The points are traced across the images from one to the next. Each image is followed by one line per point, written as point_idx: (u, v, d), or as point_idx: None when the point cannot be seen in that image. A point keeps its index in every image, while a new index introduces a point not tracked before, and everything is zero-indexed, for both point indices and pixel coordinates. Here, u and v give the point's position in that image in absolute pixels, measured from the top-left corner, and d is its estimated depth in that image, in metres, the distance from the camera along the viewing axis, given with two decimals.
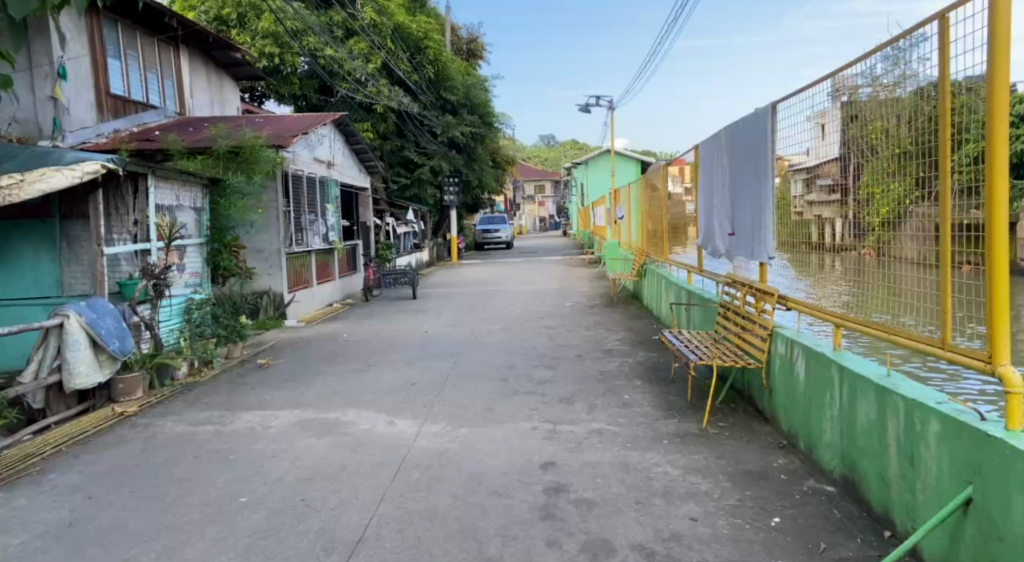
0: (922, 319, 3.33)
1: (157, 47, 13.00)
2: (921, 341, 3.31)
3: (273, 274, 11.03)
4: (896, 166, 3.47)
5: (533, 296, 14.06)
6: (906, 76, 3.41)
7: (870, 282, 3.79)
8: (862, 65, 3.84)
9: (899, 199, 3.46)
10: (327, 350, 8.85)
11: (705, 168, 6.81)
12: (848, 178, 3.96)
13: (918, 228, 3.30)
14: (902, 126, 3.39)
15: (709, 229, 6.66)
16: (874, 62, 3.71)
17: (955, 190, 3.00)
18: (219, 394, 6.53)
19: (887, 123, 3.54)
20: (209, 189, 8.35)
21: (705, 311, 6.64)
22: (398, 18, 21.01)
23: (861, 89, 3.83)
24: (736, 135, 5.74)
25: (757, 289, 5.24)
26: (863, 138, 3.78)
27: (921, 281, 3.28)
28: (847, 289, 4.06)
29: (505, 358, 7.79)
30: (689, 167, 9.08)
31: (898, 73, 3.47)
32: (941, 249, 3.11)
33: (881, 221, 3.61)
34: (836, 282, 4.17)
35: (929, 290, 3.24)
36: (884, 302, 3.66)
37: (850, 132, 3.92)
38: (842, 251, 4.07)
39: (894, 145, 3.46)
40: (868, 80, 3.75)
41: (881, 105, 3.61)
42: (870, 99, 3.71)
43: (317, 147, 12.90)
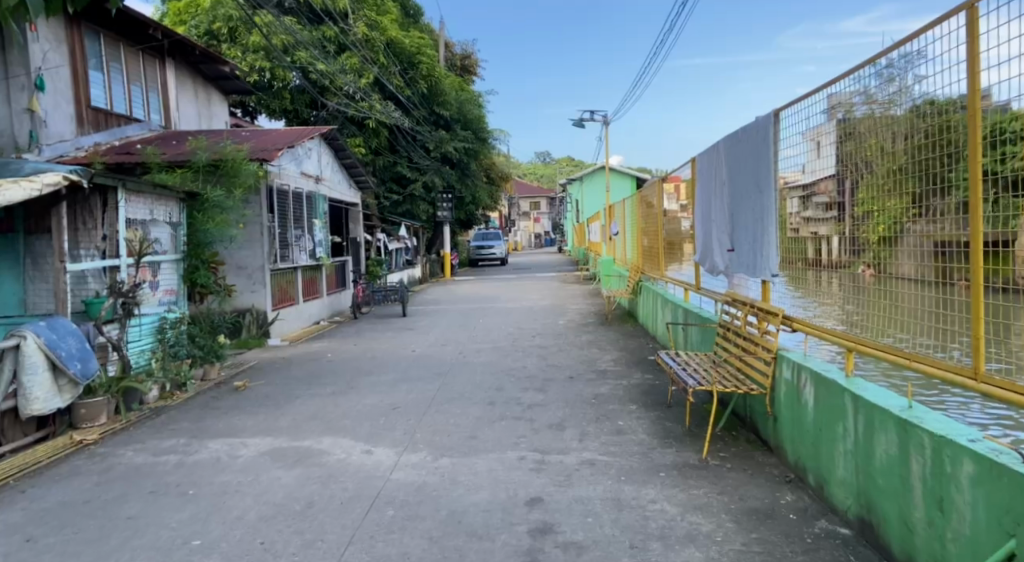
0: (928, 340, 3.12)
1: (142, 59, 12.75)
2: (929, 364, 3.12)
3: (257, 292, 10.65)
4: (893, 182, 3.30)
5: (526, 313, 13.71)
6: (903, 92, 3.27)
7: (868, 303, 3.60)
8: (858, 80, 3.70)
9: (895, 216, 3.27)
10: (309, 371, 8.47)
11: (703, 181, 6.51)
12: (844, 193, 3.78)
13: (916, 246, 3.12)
14: (900, 142, 3.24)
15: (707, 244, 6.36)
16: (869, 78, 3.57)
17: (961, 204, 2.81)
18: (189, 419, 6.15)
19: (884, 140, 3.39)
20: (186, 203, 8.01)
21: (705, 332, 6.29)
22: (390, 33, 20.87)
23: (858, 106, 3.68)
24: (736, 147, 5.45)
25: (760, 309, 4.92)
26: (860, 155, 3.62)
27: (924, 300, 3.10)
28: (845, 308, 3.86)
29: (493, 380, 7.43)
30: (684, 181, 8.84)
31: (894, 90, 3.33)
32: (944, 268, 2.94)
33: (878, 237, 3.43)
34: (834, 301, 3.97)
35: (935, 309, 3.06)
36: (883, 323, 3.48)
37: (846, 148, 3.75)
38: (839, 267, 3.85)
39: (892, 162, 3.30)
40: (863, 96, 3.62)
41: (877, 122, 3.46)
42: (867, 115, 3.57)
43: (304, 161, 12.63)
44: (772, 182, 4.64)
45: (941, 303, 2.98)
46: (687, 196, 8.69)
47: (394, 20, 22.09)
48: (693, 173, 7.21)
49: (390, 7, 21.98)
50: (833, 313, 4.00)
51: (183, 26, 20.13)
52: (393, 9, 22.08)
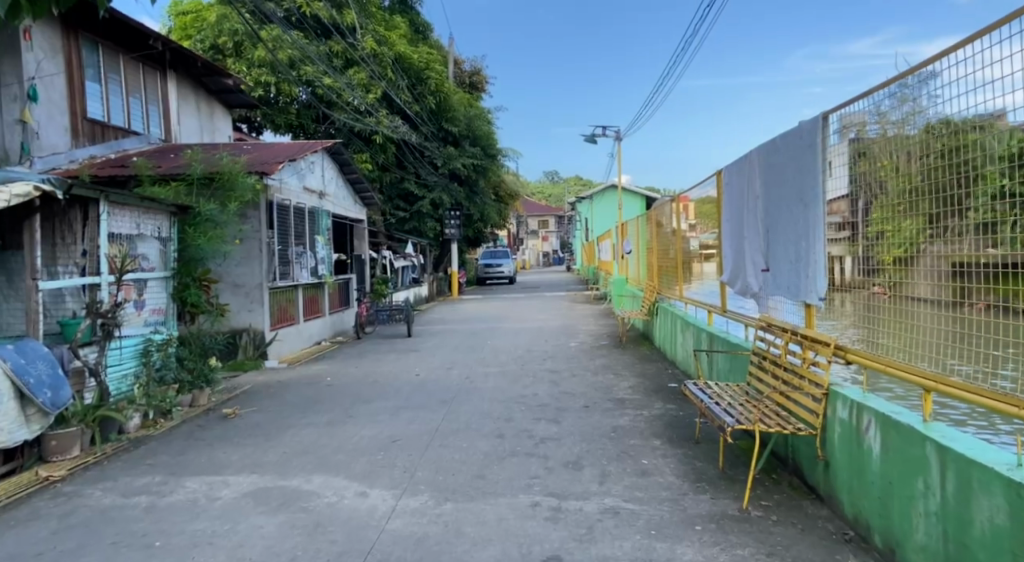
0: (942, 360, 3.09)
1: (142, 71, 12.44)
2: (944, 384, 3.05)
3: (254, 310, 10.16)
4: (908, 202, 3.25)
5: (536, 335, 13.14)
6: (915, 112, 3.24)
7: (882, 323, 3.56)
8: (872, 100, 3.64)
9: (910, 237, 3.22)
10: (305, 396, 7.93)
11: (732, 193, 6.00)
12: (855, 213, 3.73)
13: (932, 267, 3.07)
14: (914, 163, 3.22)
15: (737, 262, 5.82)
16: (883, 98, 3.53)
17: (977, 225, 2.76)
18: (169, 452, 5.63)
19: (898, 160, 3.37)
20: (177, 217, 7.54)
21: (737, 361, 5.71)
22: (399, 48, 20.59)
23: (870, 126, 3.63)
24: (772, 157, 4.95)
25: (802, 336, 4.37)
26: (873, 174, 3.58)
27: (940, 321, 3.04)
28: (857, 327, 3.81)
29: (502, 409, 6.87)
30: (696, 200, 8.49)
31: (907, 110, 3.30)
32: (954, 289, 2.90)
33: (892, 257, 3.42)
34: (845, 321, 3.94)
35: (951, 332, 3.01)
36: (899, 343, 3.43)
37: (858, 169, 3.70)
38: (852, 288, 3.79)
39: (905, 183, 3.27)
40: (876, 116, 3.57)
41: (890, 142, 3.44)
42: (880, 137, 3.53)
43: (307, 175, 12.24)
44: (820, 196, 4.08)
45: (954, 323, 2.95)
46: (697, 215, 8.34)
47: (402, 35, 21.81)
48: (718, 185, 6.70)
49: (399, 22, 21.72)
50: (863, 335, 3.75)
51: (190, 41, 19.97)
52: (402, 25, 21.86)
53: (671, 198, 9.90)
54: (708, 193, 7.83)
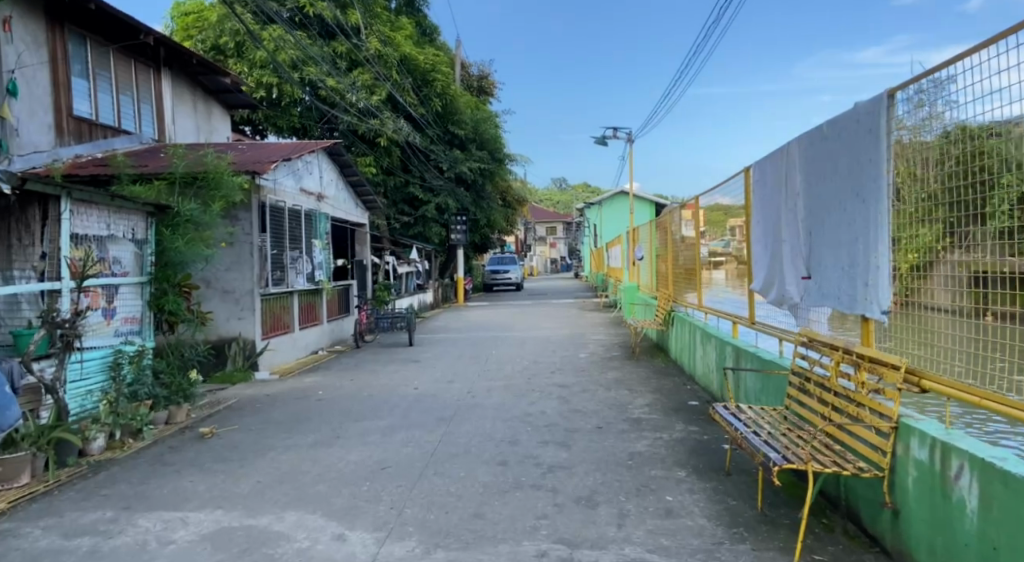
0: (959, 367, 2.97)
1: (133, 68, 11.92)
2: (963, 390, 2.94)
3: (244, 318, 9.56)
4: (926, 209, 3.11)
5: (543, 345, 12.47)
6: (931, 119, 3.10)
7: (897, 333, 3.43)
8: (881, 103, 3.45)
9: (928, 245, 3.10)
10: (293, 411, 7.31)
11: (764, 191, 5.32)
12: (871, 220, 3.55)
13: (949, 276, 2.94)
14: (930, 171, 3.09)
15: (773, 268, 5.13)
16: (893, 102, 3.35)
17: (999, 233, 2.65)
18: (130, 480, 5.01)
19: (913, 168, 3.22)
20: (154, 217, 6.94)
21: (774, 382, 5.00)
22: (404, 48, 20.05)
23: (882, 131, 3.44)
24: (812, 150, 4.32)
25: (860, 356, 3.68)
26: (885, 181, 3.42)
27: (961, 331, 2.93)
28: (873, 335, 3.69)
29: (506, 429, 6.21)
30: (706, 205, 8.50)
31: (923, 116, 3.14)
32: (975, 299, 2.81)
33: (904, 264, 3.28)
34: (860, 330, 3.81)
35: (970, 343, 2.90)
36: (912, 349, 3.30)
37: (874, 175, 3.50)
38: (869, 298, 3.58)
39: (923, 190, 3.14)
40: (891, 121, 3.36)
41: (905, 147, 3.28)
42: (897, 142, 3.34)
43: (305, 176, 11.68)
44: (885, 188, 3.39)
45: (976, 334, 2.85)
46: (707, 222, 8.40)
47: (409, 36, 21.29)
48: (745, 183, 6.02)
49: (405, 23, 21.20)
50: (935, 355, 3.12)
51: (190, 40, 19.49)
52: (408, 25, 21.35)
53: (684, 204, 10.02)
54: (734, 195, 7.17)
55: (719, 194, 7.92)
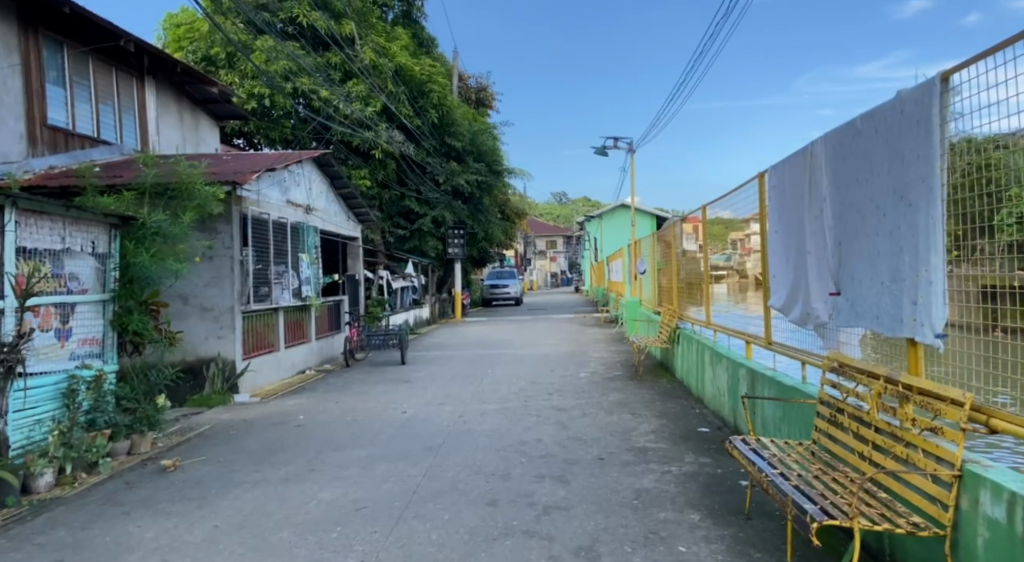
0: (982, 389, 2.72)
1: (115, 76, 11.49)
2: (1006, 419, 2.58)
3: (223, 337, 9.01)
4: (934, 222, 2.88)
5: (541, 363, 11.89)
6: (941, 125, 2.84)
7: (924, 354, 3.13)
8: (905, 99, 3.08)
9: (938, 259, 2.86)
10: (269, 439, 6.73)
11: (785, 196, 4.77)
12: (902, 229, 3.12)
13: (961, 292, 2.74)
14: (942, 183, 2.84)
15: (798, 281, 4.58)
16: (914, 100, 3.01)
17: (1009, 247, 2.47)
18: (71, 526, 4.45)
19: (927, 177, 2.93)
20: (118, 229, 6.45)
21: (798, 412, 4.46)
22: (400, 59, 19.59)
23: (908, 130, 3.06)
24: (841, 150, 3.81)
25: (907, 387, 3.13)
26: (911, 186, 3.04)
27: (977, 350, 2.70)
28: (903, 357, 3.32)
29: (499, 461, 5.63)
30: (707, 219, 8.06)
31: (940, 120, 2.84)
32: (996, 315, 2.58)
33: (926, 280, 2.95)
34: (892, 353, 3.45)
35: (988, 363, 2.66)
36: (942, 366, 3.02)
37: (902, 178, 3.10)
38: (902, 320, 3.14)
39: (932, 202, 2.89)
40: (921, 116, 2.96)
41: (922, 150, 2.95)
42: (926, 139, 2.93)
43: (292, 188, 11.21)
44: (937, 188, 2.84)
45: (990, 356, 2.64)
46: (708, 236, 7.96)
47: (404, 47, 20.89)
48: (760, 190, 5.51)
49: (401, 34, 20.82)
50: (990, 385, 2.67)
51: (182, 52, 19.13)
52: (404, 36, 20.93)
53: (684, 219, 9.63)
54: (743, 205, 6.67)
55: (721, 208, 7.52)
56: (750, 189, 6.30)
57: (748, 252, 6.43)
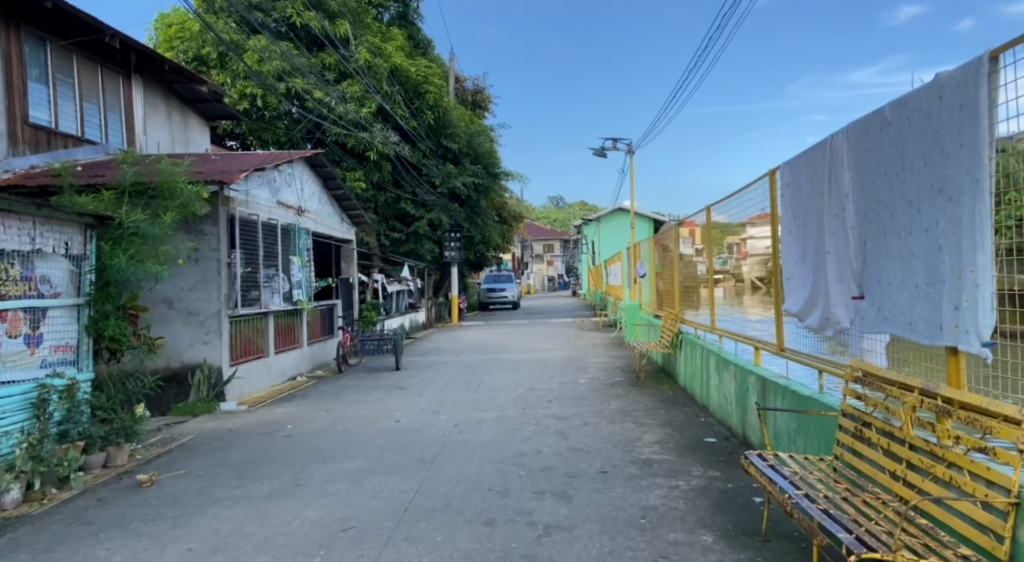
0: None
1: (100, 74, 11.17)
2: None
3: (210, 343, 8.68)
4: (978, 222, 2.59)
5: (540, 369, 11.55)
6: (988, 112, 2.55)
7: (968, 366, 2.86)
8: (943, 83, 2.79)
9: (982, 262, 2.58)
10: (254, 451, 6.40)
11: (802, 194, 4.48)
12: (941, 226, 2.83)
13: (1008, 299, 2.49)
14: (990, 178, 2.54)
15: (817, 284, 4.28)
16: (954, 85, 2.73)
17: None
18: (33, 549, 4.11)
19: (971, 169, 2.64)
20: (94, 229, 6.13)
21: (816, 424, 4.16)
22: (395, 59, 19.28)
23: (948, 116, 2.77)
24: (865, 142, 3.51)
25: (947, 400, 2.83)
26: (953, 179, 2.74)
27: None
28: (942, 368, 3.03)
29: (496, 475, 5.31)
30: (703, 223, 8.29)
31: (986, 106, 2.56)
32: None
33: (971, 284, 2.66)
34: (929, 363, 3.16)
35: None
36: (991, 377, 2.74)
37: (943, 170, 2.80)
38: (942, 326, 2.84)
39: (977, 198, 2.60)
40: (964, 101, 2.67)
41: (965, 139, 2.66)
42: (972, 126, 2.63)
43: (282, 189, 10.91)
44: (985, 179, 2.54)
45: None
46: (704, 240, 8.16)
47: (400, 48, 20.59)
48: (771, 189, 5.29)
49: (396, 34, 20.53)
50: None
51: (172, 52, 18.80)
52: (399, 36, 20.62)
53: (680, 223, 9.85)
54: (750, 204, 6.39)
55: (717, 212, 7.66)
56: (750, 191, 6.32)
57: (746, 254, 6.49)
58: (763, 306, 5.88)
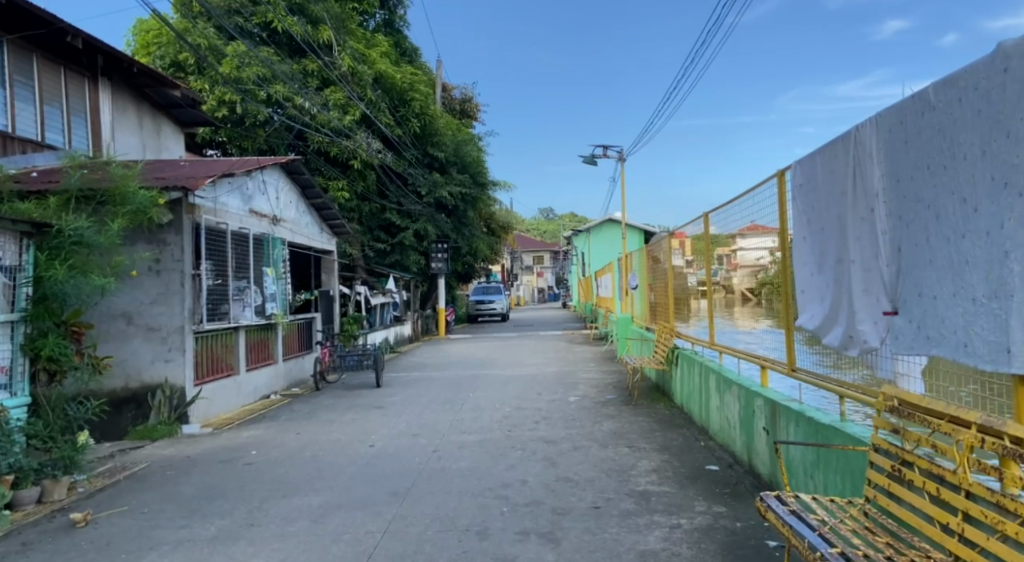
0: None
1: (63, 76, 10.61)
2: None
3: (172, 361, 8.06)
4: None
5: (528, 385, 10.97)
6: None
7: None
8: (1008, 55, 2.31)
9: None
10: (209, 482, 5.79)
11: (819, 195, 3.99)
12: (1007, 227, 2.33)
13: None
14: None
15: (838, 297, 3.77)
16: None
17: None
18: None
19: None
20: (31, 237, 5.52)
21: (840, 459, 3.66)
22: (379, 66, 18.80)
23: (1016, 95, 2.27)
24: (900, 132, 3.02)
25: (1018, 439, 2.33)
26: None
27: None
28: (1008, 399, 2.54)
29: (476, 512, 4.73)
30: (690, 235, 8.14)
31: None
32: None
33: None
34: (987, 392, 2.67)
35: None
36: None
37: (1008, 162, 2.31)
38: (1013, 350, 2.33)
39: None
40: None
41: None
42: None
43: (254, 197, 10.33)
44: None
45: None
46: (692, 252, 7.98)
47: (385, 55, 20.08)
48: (780, 194, 4.89)
49: (381, 41, 20.05)
50: None
51: (149, 58, 18.19)
52: (384, 42, 20.15)
53: (669, 233, 9.71)
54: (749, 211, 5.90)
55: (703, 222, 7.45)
56: (741, 199, 6.03)
57: (736, 265, 6.21)
58: (755, 316, 5.66)
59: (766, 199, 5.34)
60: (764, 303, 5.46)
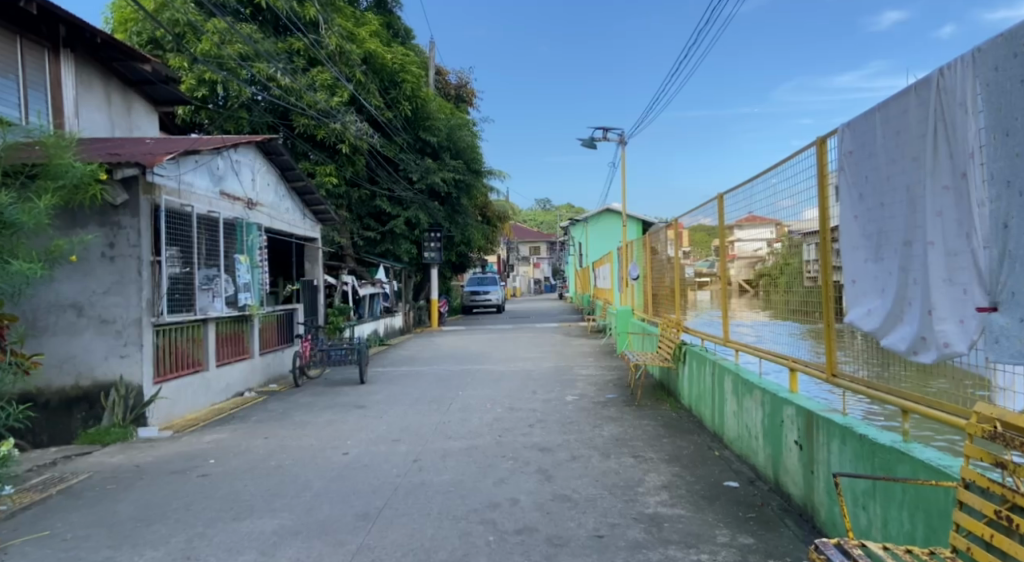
0: None
1: (18, 46, 9.74)
2: None
3: (128, 357, 7.28)
4: None
5: (523, 382, 10.20)
6: None
7: None
8: None
9: None
10: (152, 500, 5.02)
11: (879, 162, 3.25)
12: None
13: None
14: None
15: (905, 289, 3.04)
16: None
17: None
18: None
19: None
20: None
21: (908, 493, 2.95)
22: (368, 45, 17.88)
23: None
24: (1014, 69, 2.29)
25: None
26: None
27: None
28: None
29: (456, 542, 3.98)
30: (689, 226, 8.02)
31: None
32: None
33: None
34: None
35: None
36: None
37: None
38: None
39: None
40: None
41: None
42: None
43: (226, 177, 9.55)
44: None
45: None
46: (691, 242, 7.84)
47: (375, 34, 19.18)
48: (820, 167, 4.15)
49: (372, 19, 19.13)
50: None
51: (125, 35, 17.17)
52: (374, 21, 19.21)
53: (666, 225, 9.49)
54: (774, 191, 5.21)
55: (703, 214, 7.40)
56: (738, 191, 6.11)
57: (731, 257, 6.25)
58: (752, 307, 5.68)
59: (767, 188, 5.37)
60: (762, 295, 5.50)
